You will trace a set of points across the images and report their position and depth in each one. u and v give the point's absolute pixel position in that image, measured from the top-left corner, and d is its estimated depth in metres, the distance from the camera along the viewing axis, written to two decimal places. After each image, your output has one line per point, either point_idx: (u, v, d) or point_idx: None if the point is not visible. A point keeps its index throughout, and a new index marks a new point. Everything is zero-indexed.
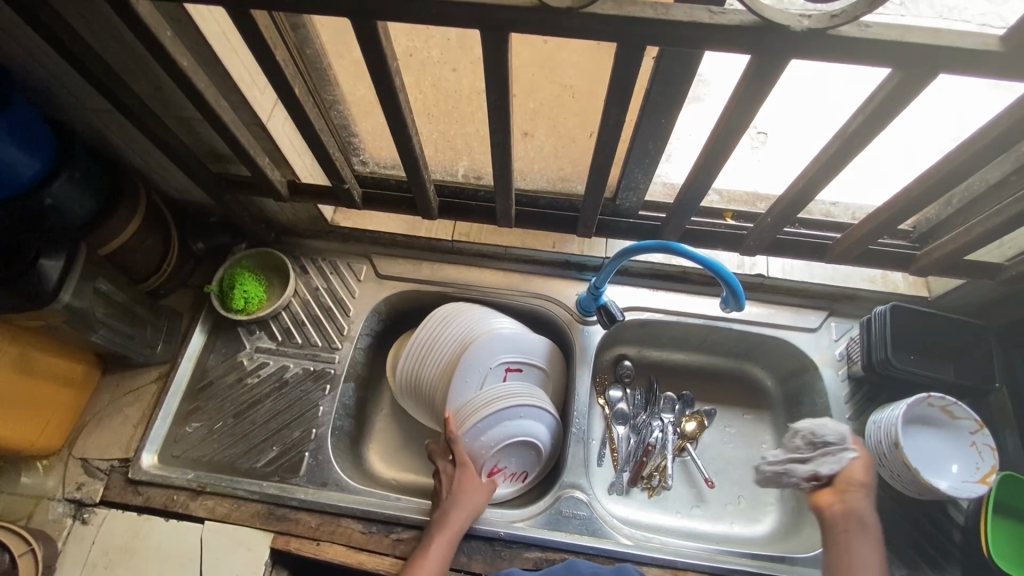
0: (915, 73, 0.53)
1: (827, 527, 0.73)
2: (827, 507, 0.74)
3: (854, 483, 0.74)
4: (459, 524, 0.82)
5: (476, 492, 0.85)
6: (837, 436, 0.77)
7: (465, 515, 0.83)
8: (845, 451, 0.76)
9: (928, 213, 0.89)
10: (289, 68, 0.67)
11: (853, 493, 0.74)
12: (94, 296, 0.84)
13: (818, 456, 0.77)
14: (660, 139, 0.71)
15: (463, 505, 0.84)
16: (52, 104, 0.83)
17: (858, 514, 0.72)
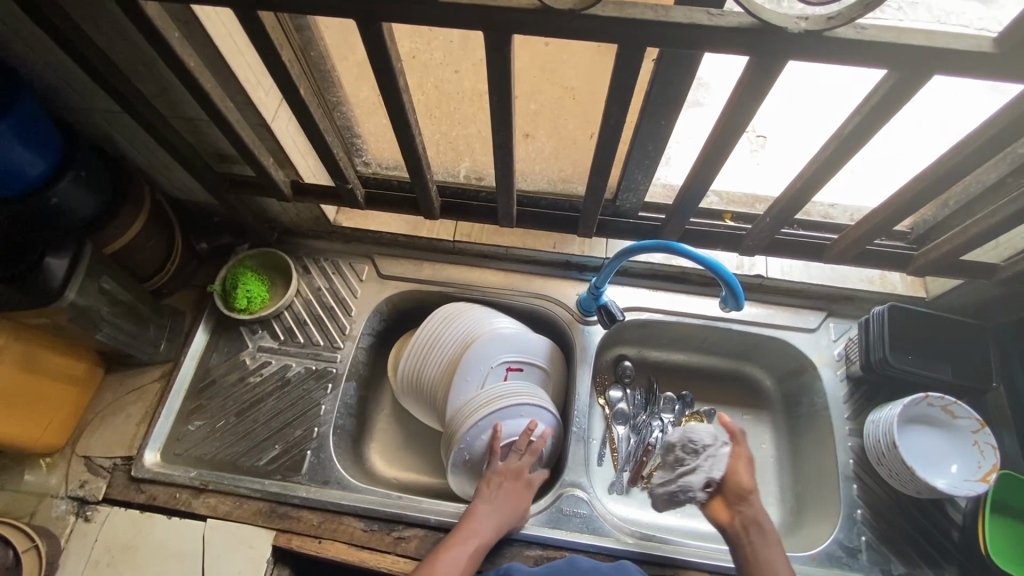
0: (910, 74, 0.54)
1: (732, 538, 0.76)
2: (727, 521, 0.77)
3: (741, 492, 0.76)
4: (492, 537, 0.81)
5: (518, 511, 0.84)
6: (709, 437, 0.79)
7: (501, 528, 0.82)
8: (719, 451, 0.78)
9: (925, 214, 0.90)
10: (295, 69, 0.69)
11: (747, 502, 0.76)
12: (99, 294, 0.85)
13: (702, 463, 0.78)
14: (660, 140, 0.72)
15: (503, 518, 0.82)
16: (59, 104, 0.84)
17: (754, 519, 0.76)
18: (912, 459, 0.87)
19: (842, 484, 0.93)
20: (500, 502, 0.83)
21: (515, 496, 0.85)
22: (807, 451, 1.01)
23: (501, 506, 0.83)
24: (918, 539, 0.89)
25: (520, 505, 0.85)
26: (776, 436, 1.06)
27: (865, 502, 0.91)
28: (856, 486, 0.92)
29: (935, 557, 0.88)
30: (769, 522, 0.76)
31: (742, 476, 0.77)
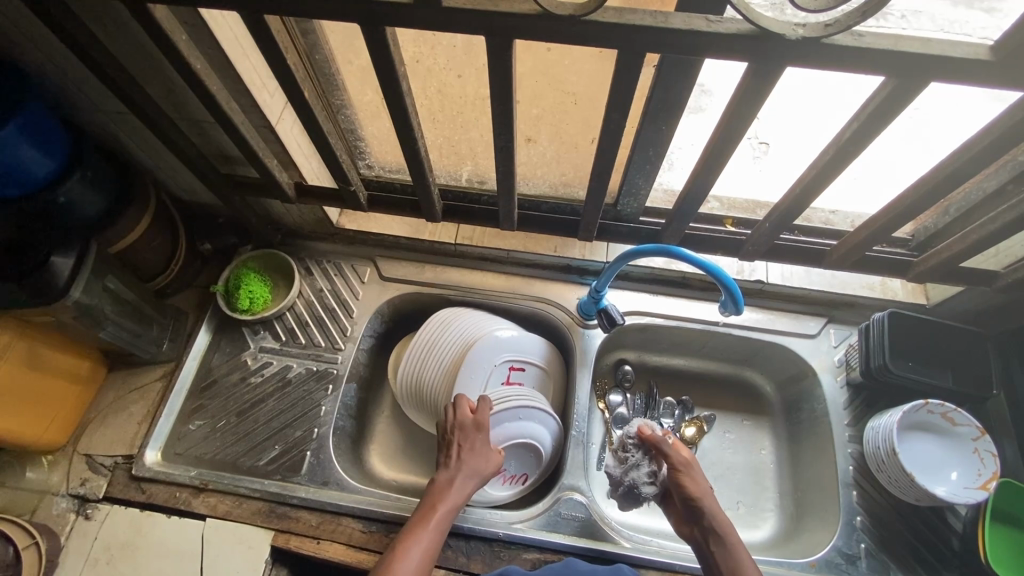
0: (910, 80, 0.55)
1: (702, 549, 0.79)
2: (693, 534, 0.81)
3: (693, 505, 0.81)
4: (457, 500, 0.80)
5: (482, 467, 0.82)
6: (631, 433, 0.88)
7: (466, 489, 0.81)
8: (638, 446, 0.87)
9: (925, 221, 0.91)
10: (300, 72, 0.70)
11: (700, 512, 0.80)
12: (104, 293, 0.86)
13: (631, 459, 0.87)
14: (660, 146, 0.72)
15: (465, 479, 0.81)
16: (68, 105, 0.85)
17: (706, 525, 0.79)
18: (911, 466, 0.87)
19: (842, 491, 0.92)
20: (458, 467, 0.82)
21: (474, 453, 0.82)
22: (807, 458, 1.01)
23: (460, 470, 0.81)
24: (918, 546, 0.88)
25: (485, 459, 0.83)
26: (776, 442, 1.06)
27: (865, 509, 0.91)
28: (855, 493, 0.92)
29: (936, 565, 0.87)
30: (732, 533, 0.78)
31: (683, 484, 0.82)
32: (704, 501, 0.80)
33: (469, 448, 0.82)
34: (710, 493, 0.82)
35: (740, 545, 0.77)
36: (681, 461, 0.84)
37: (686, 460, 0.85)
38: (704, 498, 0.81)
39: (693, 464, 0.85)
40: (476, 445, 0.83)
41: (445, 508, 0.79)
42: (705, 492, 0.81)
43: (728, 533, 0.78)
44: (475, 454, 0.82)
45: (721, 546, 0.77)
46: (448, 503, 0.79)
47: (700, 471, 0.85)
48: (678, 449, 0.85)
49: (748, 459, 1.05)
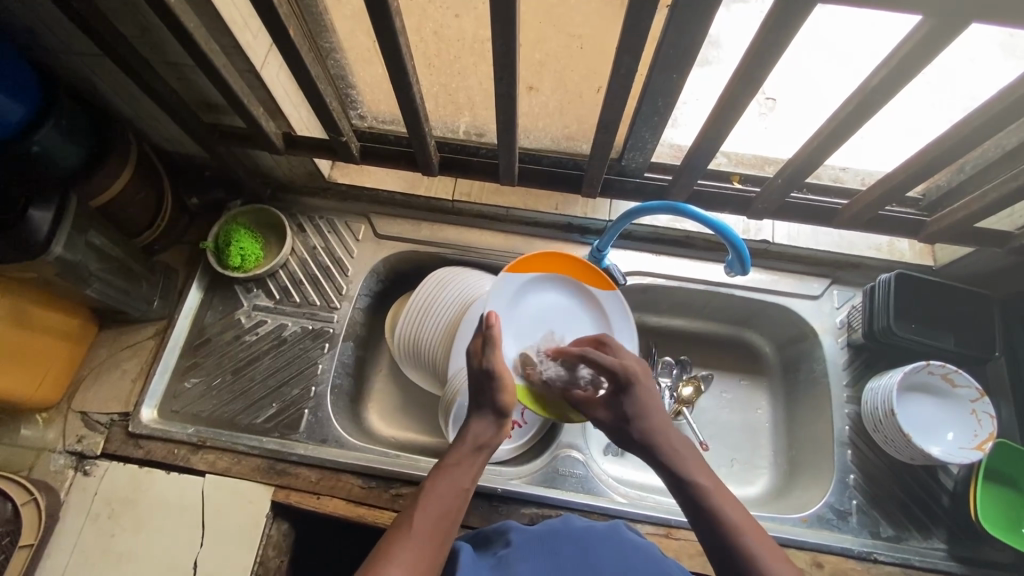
0: (948, 21, 0.50)
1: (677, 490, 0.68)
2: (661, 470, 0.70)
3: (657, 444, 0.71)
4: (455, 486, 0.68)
5: (484, 445, 0.73)
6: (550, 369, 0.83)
7: (463, 472, 0.69)
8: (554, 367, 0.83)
9: (939, 179, 0.87)
10: (284, 8, 0.64)
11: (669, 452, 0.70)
12: (87, 249, 0.82)
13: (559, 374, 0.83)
14: (671, 95, 0.68)
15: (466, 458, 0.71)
16: (36, 46, 0.79)
17: (680, 479, 0.68)
18: (908, 426, 0.88)
19: (836, 449, 0.93)
20: (484, 408, 0.74)
21: (477, 434, 0.73)
22: (804, 418, 1.01)
23: (490, 420, 0.73)
24: (908, 503, 0.90)
25: (485, 438, 0.73)
26: (773, 402, 1.07)
27: (858, 467, 0.92)
28: (850, 452, 0.93)
29: (926, 522, 0.89)
30: (712, 484, 0.67)
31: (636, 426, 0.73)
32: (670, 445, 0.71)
33: (477, 425, 0.73)
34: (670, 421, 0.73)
35: (725, 495, 0.65)
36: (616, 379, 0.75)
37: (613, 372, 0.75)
38: (667, 437, 0.72)
39: (631, 377, 0.75)
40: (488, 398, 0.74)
41: (471, 461, 0.70)
42: (666, 432, 0.72)
43: (714, 490, 0.66)
44: (507, 394, 0.73)
45: (707, 507, 0.64)
46: (475, 454, 0.71)
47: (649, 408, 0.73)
48: (601, 363, 0.76)
49: (745, 418, 1.05)
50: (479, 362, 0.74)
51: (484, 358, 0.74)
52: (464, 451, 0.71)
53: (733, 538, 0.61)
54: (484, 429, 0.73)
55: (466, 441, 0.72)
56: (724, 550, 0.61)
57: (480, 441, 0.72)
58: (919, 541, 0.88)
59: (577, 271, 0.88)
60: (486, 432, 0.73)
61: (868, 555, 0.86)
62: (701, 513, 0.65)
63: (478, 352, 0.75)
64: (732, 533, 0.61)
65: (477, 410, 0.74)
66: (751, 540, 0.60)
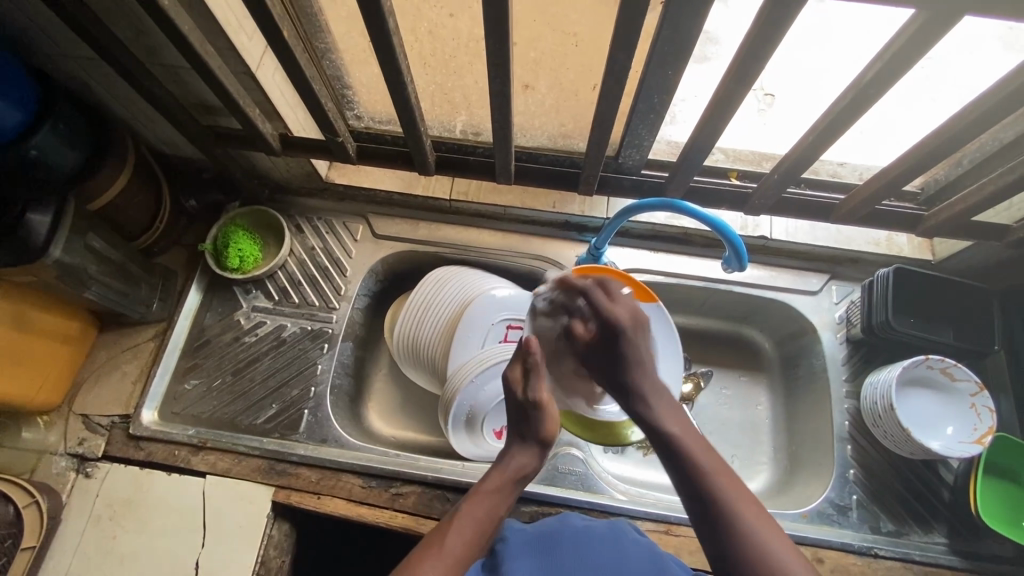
0: (941, 15, 0.50)
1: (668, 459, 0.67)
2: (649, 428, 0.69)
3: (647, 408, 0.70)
4: (491, 510, 0.68)
5: (523, 472, 0.72)
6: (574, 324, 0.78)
7: (499, 498, 0.70)
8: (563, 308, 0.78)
9: (936, 173, 0.87)
10: (278, 9, 0.64)
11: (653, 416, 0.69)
12: (86, 252, 0.82)
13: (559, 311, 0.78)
14: (666, 93, 0.68)
15: (506, 485, 0.71)
16: (33, 50, 0.79)
17: (672, 451, 0.66)
18: (908, 421, 0.88)
19: (836, 445, 0.93)
20: (529, 435, 0.73)
21: (518, 459, 0.72)
22: (804, 413, 1.01)
23: (532, 448, 0.73)
24: (909, 498, 0.90)
25: (525, 466, 0.72)
26: (773, 398, 1.07)
27: (858, 462, 0.92)
28: (850, 447, 0.93)
29: (927, 517, 0.89)
30: (683, 432, 0.67)
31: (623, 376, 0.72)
32: (647, 393, 0.71)
33: (517, 452, 0.73)
34: (645, 364, 0.72)
35: (696, 442, 0.67)
36: (605, 324, 0.73)
37: (606, 317, 0.73)
38: (643, 384, 0.71)
39: (622, 327, 0.72)
40: (530, 428, 0.72)
41: (509, 489, 0.70)
42: (649, 385, 0.71)
43: (683, 435, 0.67)
44: (552, 424, 0.72)
45: (677, 455, 0.66)
46: (515, 483, 0.71)
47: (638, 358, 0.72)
48: (601, 307, 0.73)
49: (745, 414, 1.05)
50: (521, 392, 0.72)
51: (526, 390, 0.72)
52: (504, 477, 0.71)
53: (701, 481, 0.63)
54: (526, 459, 0.73)
55: (507, 470, 0.72)
56: (694, 493, 0.63)
57: (522, 472, 0.72)
58: (919, 536, 0.88)
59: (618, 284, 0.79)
60: (529, 462, 0.73)
61: (868, 550, 0.86)
62: (671, 458, 0.66)
63: (517, 381, 0.73)
64: (699, 476, 0.63)
65: (521, 439, 0.73)
66: (741, 509, 0.61)
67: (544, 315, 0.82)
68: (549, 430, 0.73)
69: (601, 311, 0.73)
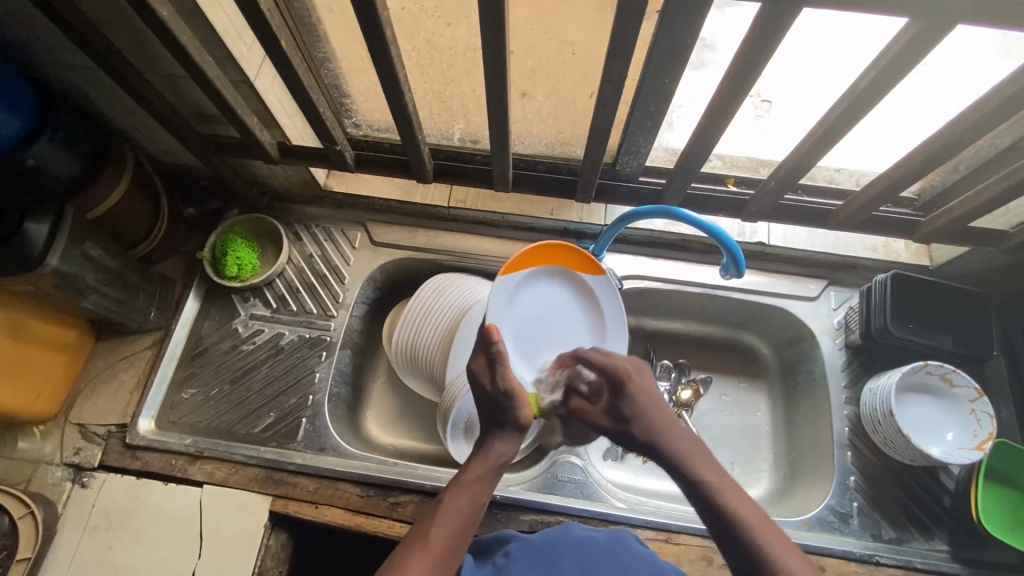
0: (934, 24, 0.51)
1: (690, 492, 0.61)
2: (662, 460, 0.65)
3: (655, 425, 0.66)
4: (472, 503, 0.65)
5: (504, 458, 0.69)
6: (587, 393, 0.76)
7: (481, 490, 0.66)
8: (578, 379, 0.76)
9: (933, 179, 0.87)
10: (276, 20, 0.64)
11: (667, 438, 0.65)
12: (83, 260, 0.82)
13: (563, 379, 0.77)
14: (664, 101, 0.68)
15: (488, 476, 0.67)
16: (32, 60, 0.80)
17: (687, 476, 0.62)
18: (908, 428, 0.88)
19: (837, 451, 0.93)
20: (506, 421, 0.69)
21: (497, 447, 0.69)
22: (803, 419, 1.01)
23: (513, 436, 0.69)
24: (910, 505, 0.89)
25: (507, 451, 0.69)
26: (773, 404, 1.06)
27: (858, 469, 0.92)
28: (850, 454, 0.93)
29: (928, 524, 0.88)
30: (716, 478, 0.61)
31: (638, 412, 0.67)
32: (660, 428, 0.66)
33: (495, 438, 0.69)
34: (661, 409, 0.67)
35: (727, 487, 0.60)
36: (606, 375, 0.70)
37: (607, 371, 0.70)
38: (662, 430, 0.65)
39: (623, 372, 0.69)
40: (505, 414, 0.69)
41: (491, 479, 0.67)
42: (660, 418, 0.66)
43: (717, 483, 0.60)
44: (528, 408, 0.69)
45: (717, 508, 0.59)
46: (496, 471, 0.68)
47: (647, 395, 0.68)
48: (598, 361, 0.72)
49: (745, 421, 1.05)
50: (493, 382, 0.69)
51: (494, 378, 0.69)
52: (484, 468, 0.68)
53: (740, 531, 0.56)
54: (508, 447, 0.69)
55: (488, 459, 0.68)
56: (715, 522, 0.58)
57: (503, 458, 0.68)
58: (921, 543, 0.87)
59: (572, 260, 0.81)
60: (510, 449, 0.69)
61: (870, 558, 0.85)
62: (706, 509, 0.59)
63: (485, 371, 0.69)
64: (741, 527, 0.56)
65: (498, 429, 0.70)
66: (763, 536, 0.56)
67: (511, 290, 0.78)
68: (527, 413, 0.69)
69: (601, 364, 0.71)
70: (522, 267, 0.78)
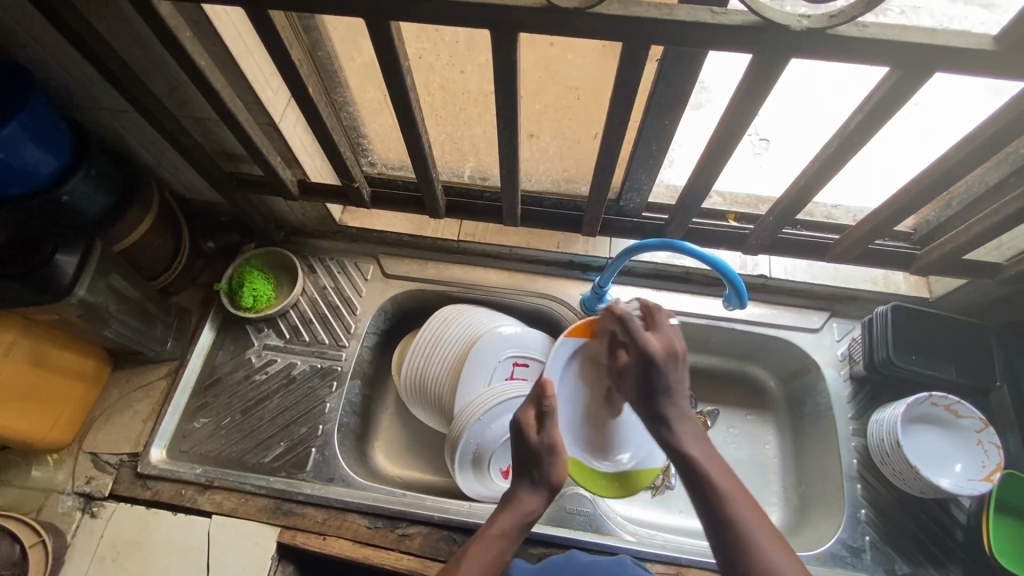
0: (912, 72, 0.55)
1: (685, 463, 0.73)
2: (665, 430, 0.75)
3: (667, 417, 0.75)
4: (496, 555, 0.70)
5: (528, 516, 0.74)
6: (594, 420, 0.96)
7: (507, 542, 0.71)
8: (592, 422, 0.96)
9: (927, 214, 0.91)
10: (304, 68, 0.70)
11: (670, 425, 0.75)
12: (108, 291, 0.86)
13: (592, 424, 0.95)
14: (664, 140, 0.72)
15: (515, 527, 0.72)
16: (73, 105, 0.85)
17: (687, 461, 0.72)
18: (915, 459, 0.88)
19: (846, 483, 0.93)
20: (539, 479, 0.75)
21: (523, 501, 0.74)
22: (811, 451, 1.01)
23: (542, 494, 0.75)
24: (922, 538, 0.89)
25: (532, 506, 0.74)
26: (780, 436, 1.06)
27: (868, 502, 0.91)
28: (860, 486, 0.92)
29: (941, 558, 0.88)
30: (706, 455, 0.72)
31: (652, 387, 0.76)
32: (671, 416, 0.75)
33: (522, 494, 0.75)
34: (673, 392, 0.76)
35: (716, 463, 0.72)
36: (638, 348, 0.77)
37: (642, 345, 0.77)
38: (670, 408, 0.76)
39: (654, 354, 0.76)
40: (538, 470, 0.75)
41: (516, 533, 0.72)
42: (675, 408, 0.76)
43: (705, 458, 0.72)
44: (563, 468, 0.75)
45: (700, 479, 0.70)
46: (521, 527, 0.73)
47: (668, 373, 0.76)
48: (637, 335, 0.78)
49: (752, 453, 1.05)
50: (536, 436, 0.75)
51: (541, 433, 0.74)
52: (511, 521, 0.72)
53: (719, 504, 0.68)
54: (533, 504, 0.74)
55: (515, 515, 0.73)
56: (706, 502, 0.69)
57: (528, 515, 0.73)
58: None
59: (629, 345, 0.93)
60: (535, 508, 0.74)
61: None
62: (692, 478, 0.71)
63: (532, 424, 0.75)
64: (718, 498, 0.68)
65: (530, 481, 0.75)
66: (741, 510, 0.67)
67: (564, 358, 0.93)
68: (556, 473, 0.75)
69: (638, 338, 0.78)
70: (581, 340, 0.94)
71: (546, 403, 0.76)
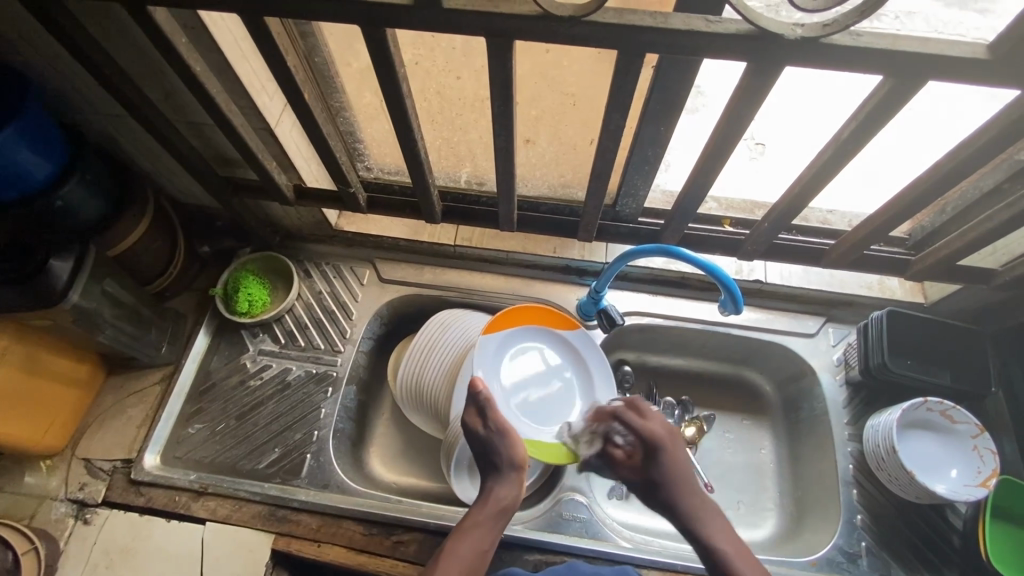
0: (906, 80, 0.55)
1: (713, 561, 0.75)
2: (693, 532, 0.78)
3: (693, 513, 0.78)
4: (476, 549, 0.72)
5: (503, 505, 0.76)
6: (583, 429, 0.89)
7: (488, 536, 0.73)
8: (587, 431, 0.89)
9: (922, 220, 0.91)
10: (299, 74, 0.70)
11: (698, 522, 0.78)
12: (102, 296, 0.85)
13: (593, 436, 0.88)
14: (659, 147, 0.72)
15: (494, 518, 0.74)
16: (67, 109, 0.85)
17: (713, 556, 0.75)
18: (911, 464, 0.88)
19: (842, 488, 0.93)
20: (500, 467, 0.77)
21: (494, 491, 0.77)
22: (807, 456, 1.01)
23: (510, 479, 0.77)
24: (918, 544, 0.89)
25: (508, 493, 0.76)
26: (776, 442, 1.06)
27: (864, 507, 0.91)
28: (856, 491, 0.92)
29: (937, 563, 0.88)
30: (731, 546, 0.75)
31: (668, 484, 0.80)
32: (690, 511, 0.79)
33: (492, 483, 0.77)
34: (689, 482, 0.80)
35: (741, 554, 0.75)
36: (642, 440, 0.83)
37: (645, 435, 0.83)
38: (688, 501, 0.79)
39: (660, 443, 0.82)
40: (496, 459, 0.77)
41: (493, 524, 0.74)
42: (693, 498, 0.79)
43: (733, 552, 0.74)
44: (520, 449, 0.78)
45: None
46: (498, 516, 0.75)
47: (677, 464, 0.81)
48: (639, 428, 0.83)
49: (749, 458, 1.05)
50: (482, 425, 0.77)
51: (487, 422, 0.77)
52: (483, 513, 0.75)
53: None
54: (507, 491, 0.77)
55: (489, 504, 0.75)
56: None
57: (502, 503, 0.76)
58: None
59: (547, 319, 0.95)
60: (508, 493, 0.77)
61: None
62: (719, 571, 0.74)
63: (476, 418, 0.78)
64: None
65: (495, 473, 0.78)
66: None
67: (493, 347, 0.91)
68: (513, 457, 0.78)
69: (639, 431, 0.83)
70: (501, 327, 0.92)
71: (480, 397, 0.78)
